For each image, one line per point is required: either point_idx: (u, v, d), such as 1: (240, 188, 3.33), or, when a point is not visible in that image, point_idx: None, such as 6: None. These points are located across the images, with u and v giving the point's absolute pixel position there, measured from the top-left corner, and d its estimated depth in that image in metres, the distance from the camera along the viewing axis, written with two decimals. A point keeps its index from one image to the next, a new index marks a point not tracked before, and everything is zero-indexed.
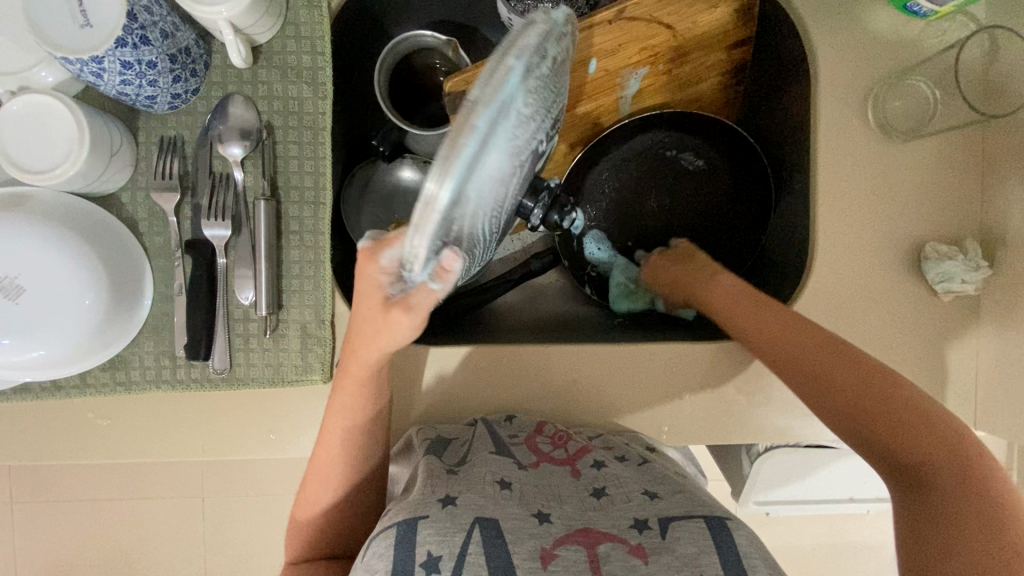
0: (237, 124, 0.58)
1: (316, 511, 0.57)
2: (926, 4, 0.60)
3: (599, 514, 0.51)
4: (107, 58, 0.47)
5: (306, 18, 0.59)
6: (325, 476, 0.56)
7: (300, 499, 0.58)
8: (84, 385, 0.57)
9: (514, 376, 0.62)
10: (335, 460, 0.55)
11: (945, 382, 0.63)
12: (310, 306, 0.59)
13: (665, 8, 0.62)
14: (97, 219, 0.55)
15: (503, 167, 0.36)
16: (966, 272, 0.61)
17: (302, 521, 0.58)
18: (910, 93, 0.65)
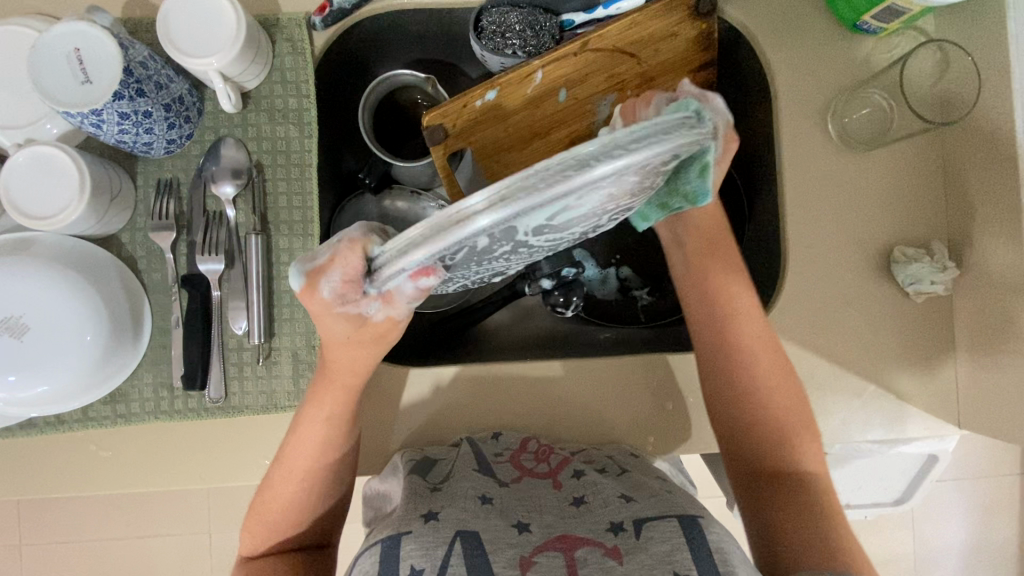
0: (229, 165, 0.61)
1: (280, 524, 0.54)
2: (875, 22, 0.64)
3: (578, 519, 0.52)
4: (106, 111, 0.51)
5: (291, 64, 0.63)
6: (288, 495, 0.54)
7: (253, 513, 0.55)
8: (86, 418, 0.59)
9: (501, 393, 0.64)
10: (296, 486, 0.54)
11: (919, 379, 0.65)
12: (300, 333, 0.61)
13: (627, 37, 0.64)
14: (97, 258, 0.58)
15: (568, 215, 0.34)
16: (934, 274, 0.63)
17: (253, 524, 0.55)
18: (865, 103, 0.68)
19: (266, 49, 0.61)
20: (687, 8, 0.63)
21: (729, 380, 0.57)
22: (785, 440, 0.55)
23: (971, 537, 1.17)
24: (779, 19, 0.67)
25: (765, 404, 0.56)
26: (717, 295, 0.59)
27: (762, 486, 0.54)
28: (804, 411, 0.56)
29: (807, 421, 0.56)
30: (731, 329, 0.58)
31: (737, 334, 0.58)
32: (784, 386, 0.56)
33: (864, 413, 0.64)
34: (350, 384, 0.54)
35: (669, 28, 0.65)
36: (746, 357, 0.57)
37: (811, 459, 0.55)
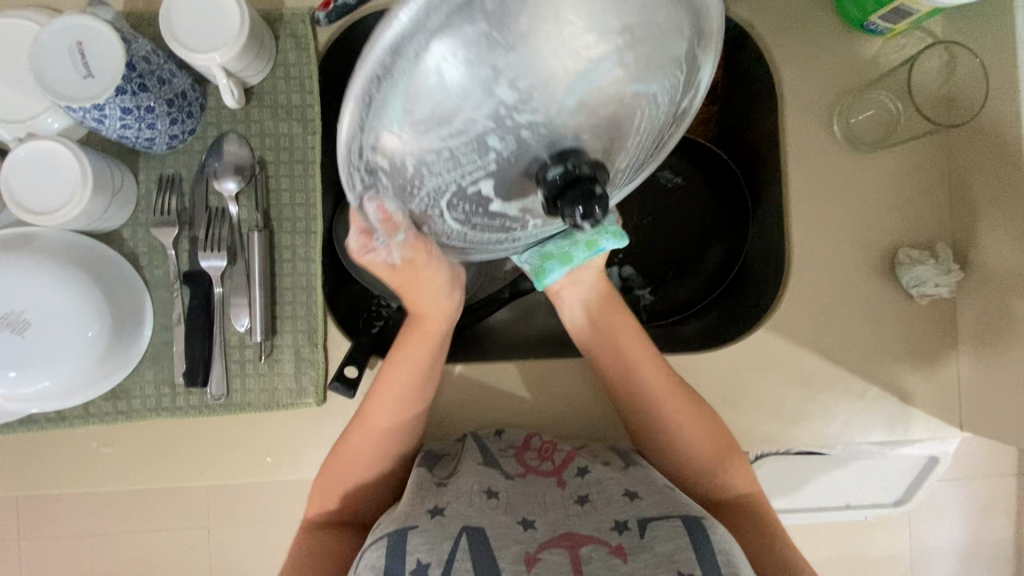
0: (232, 161, 0.61)
1: (356, 481, 0.58)
2: (884, 22, 0.63)
3: (582, 518, 0.52)
4: (108, 106, 0.51)
5: (294, 60, 0.62)
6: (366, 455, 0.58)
7: (325, 476, 0.58)
8: (87, 415, 0.59)
9: (503, 392, 0.64)
10: (371, 449, 0.58)
11: (921, 381, 0.65)
12: (302, 331, 0.61)
13: None
14: (99, 254, 0.58)
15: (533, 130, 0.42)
16: (939, 276, 0.63)
17: (327, 487, 0.58)
18: (872, 105, 0.67)
19: (270, 45, 0.61)
20: None
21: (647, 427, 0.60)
22: (710, 467, 0.59)
23: None
24: (786, 18, 0.67)
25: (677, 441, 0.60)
26: (613, 345, 0.62)
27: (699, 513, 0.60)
28: (719, 439, 0.59)
29: (726, 445, 0.59)
30: (633, 376, 0.60)
31: (640, 381, 0.60)
32: (691, 425, 0.59)
33: (867, 414, 0.64)
34: (428, 336, 0.60)
35: None
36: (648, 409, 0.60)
37: (739, 479, 0.58)
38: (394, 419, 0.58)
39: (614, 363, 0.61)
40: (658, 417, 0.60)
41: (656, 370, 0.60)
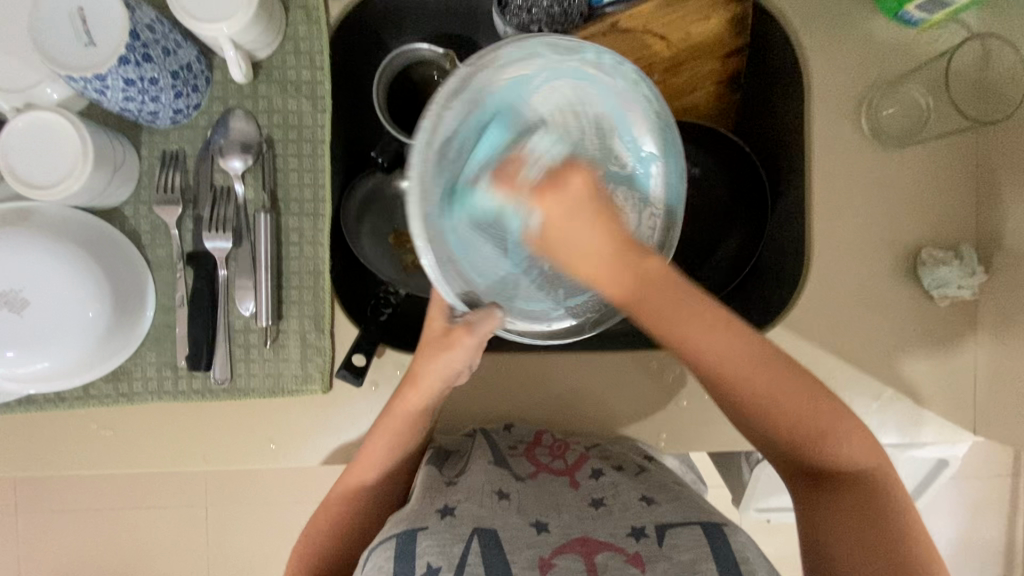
0: (238, 138, 0.59)
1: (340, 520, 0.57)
2: (919, 12, 0.61)
3: (597, 522, 0.51)
4: (110, 76, 0.48)
5: (305, 33, 0.60)
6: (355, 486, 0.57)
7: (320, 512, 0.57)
8: (87, 396, 0.58)
9: (513, 384, 0.63)
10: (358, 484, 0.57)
11: (938, 384, 0.64)
12: (309, 316, 0.59)
13: (661, 17, 0.62)
14: (99, 231, 0.56)
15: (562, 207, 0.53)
16: (962, 278, 0.62)
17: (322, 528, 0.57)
18: (903, 98, 0.65)
19: (280, 17, 0.58)
20: None
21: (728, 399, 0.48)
22: (821, 444, 0.48)
23: (962, 532, 1.18)
24: (818, 4, 0.64)
25: (779, 402, 0.47)
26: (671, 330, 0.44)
27: (819, 495, 0.48)
28: (827, 415, 0.48)
29: (836, 425, 0.48)
30: (752, 388, 0.46)
31: (743, 372, 0.46)
32: (796, 401, 0.47)
33: (882, 416, 0.63)
34: (417, 412, 0.56)
35: (703, 10, 0.62)
36: (749, 389, 0.46)
37: (861, 454, 0.48)
38: (415, 422, 0.56)
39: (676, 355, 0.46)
40: (774, 411, 0.47)
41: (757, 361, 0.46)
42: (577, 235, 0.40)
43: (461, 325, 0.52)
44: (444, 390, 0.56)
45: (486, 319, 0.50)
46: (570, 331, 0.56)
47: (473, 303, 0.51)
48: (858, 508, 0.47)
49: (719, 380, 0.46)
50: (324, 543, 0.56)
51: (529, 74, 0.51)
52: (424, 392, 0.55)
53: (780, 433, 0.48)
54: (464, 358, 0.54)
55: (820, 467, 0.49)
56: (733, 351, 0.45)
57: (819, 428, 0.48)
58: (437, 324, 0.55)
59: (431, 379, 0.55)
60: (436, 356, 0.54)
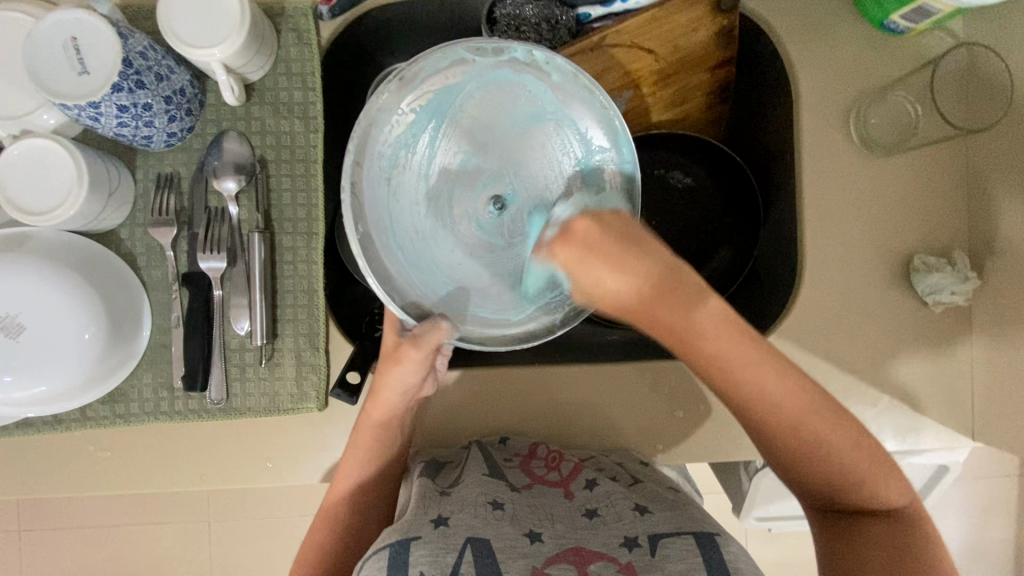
0: (232, 159, 0.59)
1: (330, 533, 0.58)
2: (903, 22, 0.62)
3: (590, 532, 0.51)
4: (104, 104, 0.49)
5: (296, 55, 0.61)
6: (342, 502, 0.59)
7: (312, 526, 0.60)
8: (84, 419, 0.58)
9: (509, 398, 0.63)
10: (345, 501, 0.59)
11: (935, 389, 0.64)
12: (303, 334, 0.60)
13: (648, 32, 0.62)
14: (95, 254, 0.56)
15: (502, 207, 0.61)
16: (955, 284, 0.61)
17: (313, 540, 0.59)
18: (890, 106, 0.65)
19: (271, 40, 0.59)
20: (707, 5, 0.62)
21: (773, 428, 0.46)
22: (860, 477, 0.46)
23: (970, 537, 1.17)
24: (803, 15, 0.65)
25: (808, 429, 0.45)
26: (650, 318, 0.44)
27: (839, 531, 0.47)
28: (859, 453, 0.46)
29: (861, 459, 0.46)
30: (780, 397, 0.45)
31: (766, 393, 0.45)
32: (818, 419, 0.45)
33: (879, 424, 0.63)
34: (385, 425, 0.58)
35: (690, 24, 0.63)
36: (761, 414, 0.45)
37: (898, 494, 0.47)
38: (386, 434, 0.58)
39: (700, 368, 0.45)
40: (823, 451, 0.46)
41: (793, 395, 0.45)
42: (627, 266, 0.44)
43: (408, 339, 0.55)
44: (407, 403, 0.58)
45: (433, 331, 0.54)
46: (513, 341, 0.57)
47: (422, 315, 0.57)
48: (883, 549, 0.45)
49: (732, 398, 0.45)
50: (317, 553, 0.58)
51: (466, 83, 0.57)
52: (386, 405, 0.57)
53: (818, 470, 0.46)
54: (412, 373, 0.56)
55: (859, 510, 0.47)
56: (757, 374, 0.44)
57: (828, 458, 0.46)
58: (390, 335, 0.59)
59: (386, 393, 0.57)
60: (389, 370, 0.56)
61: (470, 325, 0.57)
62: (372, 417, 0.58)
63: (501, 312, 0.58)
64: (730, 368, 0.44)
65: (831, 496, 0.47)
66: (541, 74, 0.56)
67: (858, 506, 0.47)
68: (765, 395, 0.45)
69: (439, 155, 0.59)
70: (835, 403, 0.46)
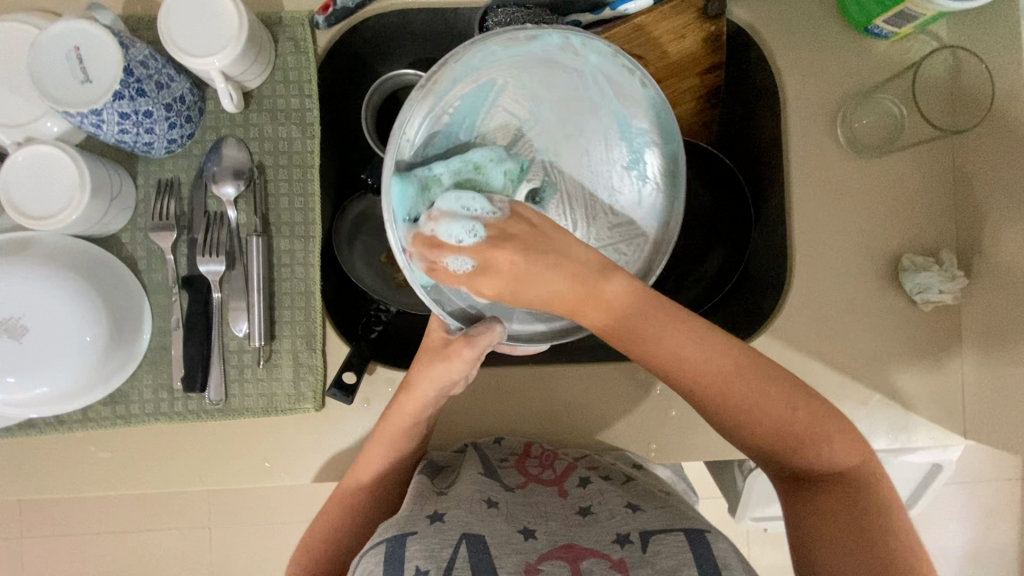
0: (230, 165, 0.60)
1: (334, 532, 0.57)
2: (887, 26, 0.63)
3: (583, 530, 0.51)
4: (106, 111, 0.51)
5: (293, 63, 0.62)
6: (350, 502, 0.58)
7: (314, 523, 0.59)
8: (86, 419, 0.59)
9: (503, 398, 0.64)
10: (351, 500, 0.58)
11: (926, 388, 0.64)
12: (301, 336, 0.61)
13: (638, 40, 0.64)
14: (97, 258, 0.58)
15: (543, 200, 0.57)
16: (943, 283, 0.62)
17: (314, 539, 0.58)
18: (877, 109, 0.66)
19: (269, 49, 0.60)
20: (696, 11, 0.63)
21: (693, 379, 0.48)
22: (800, 436, 0.47)
23: (973, 540, 1.17)
24: (789, 20, 0.66)
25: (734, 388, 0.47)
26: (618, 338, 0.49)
27: (796, 497, 0.48)
28: (802, 410, 0.47)
29: (802, 420, 0.47)
30: (708, 377, 0.47)
31: (686, 360, 0.47)
32: (754, 380, 0.47)
33: (871, 422, 0.64)
34: (415, 420, 0.57)
35: (678, 30, 0.64)
36: (685, 372, 0.48)
37: (844, 456, 0.47)
38: (414, 428, 0.57)
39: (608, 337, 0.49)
40: (740, 411, 0.47)
41: (716, 351, 0.47)
42: (536, 284, 0.46)
43: (459, 337, 0.53)
44: (442, 398, 0.56)
45: (487, 333, 0.52)
46: (553, 334, 0.57)
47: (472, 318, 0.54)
48: (842, 511, 0.45)
49: (654, 364, 0.48)
50: (319, 547, 0.57)
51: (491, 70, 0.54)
52: (423, 400, 0.56)
53: (750, 425, 0.47)
54: (454, 372, 0.54)
55: (808, 473, 0.48)
56: (679, 340, 0.47)
57: (767, 416, 0.47)
58: (437, 331, 0.56)
59: (427, 388, 0.55)
60: (432, 366, 0.54)
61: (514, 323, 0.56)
62: (407, 412, 0.56)
63: (544, 306, 0.57)
64: (685, 361, 0.47)
65: (782, 456, 0.48)
66: (582, 60, 0.55)
67: (804, 469, 0.48)
68: (692, 360, 0.47)
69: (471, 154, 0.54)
70: (777, 373, 0.48)
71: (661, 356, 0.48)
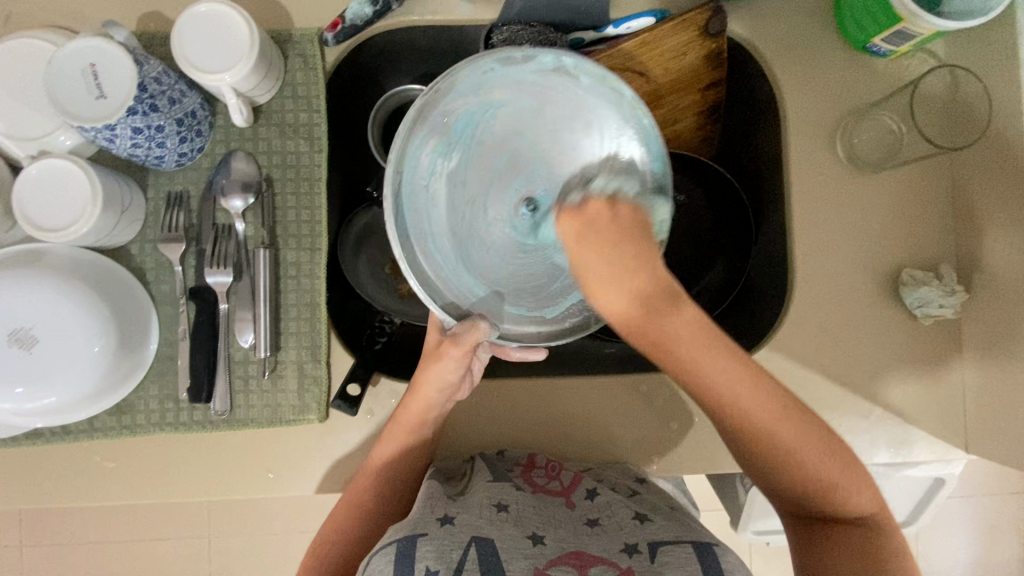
0: (239, 178, 0.62)
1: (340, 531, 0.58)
2: (885, 44, 0.63)
3: (591, 538, 0.52)
4: (119, 126, 0.52)
5: (302, 79, 0.63)
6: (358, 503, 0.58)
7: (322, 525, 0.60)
8: (92, 429, 0.60)
9: (506, 410, 0.64)
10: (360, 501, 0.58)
11: (927, 402, 0.64)
12: (306, 347, 0.61)
13: (640, 56, 0.65)
14: (106, 269, 0.58)
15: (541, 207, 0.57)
16: (943, 297, 0.63)
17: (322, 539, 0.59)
18: (876, 125, 0.67)
19: (279, 65, 0.62)
20: (697, 30, 0.64)
21: (738, 425, 0.48)
22: (837, 482, 0.50)
23: (977, 555, 1.16)
24: (789, 38, 0.67)
25: (781, 436, 0.48)
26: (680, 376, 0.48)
27: (816, 542, 0.50)
28: (840, 463, 0.50)
29: (838, 475, 0.49)
30: (758, 418, 0.48)
31: (749, 416, 0.47)
32: (801, 429, 0.48)
33: (872, 436, 0.64)
34: (421, 421, 0.58)
35: (680, 47, 0.65)
36: (748, 426, 0.48)
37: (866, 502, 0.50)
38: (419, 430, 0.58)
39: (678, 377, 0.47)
40: (793, 463, 0.49)
41: (773, 402, 0.48)
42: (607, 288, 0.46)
43: (447, 338, 0.56)
44: (445, 401, 0.58)
45: (471, 332, 0.54)
46: (545, 338, 0.57)
47: (462, 314, 0.57)
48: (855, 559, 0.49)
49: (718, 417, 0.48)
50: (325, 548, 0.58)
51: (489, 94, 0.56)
52: (426, 401, 0.57)
53: (790, 475, 0.49)
54: (452, 373, 0.57)
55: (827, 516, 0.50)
56: (745, 404, 0.48)
57: (804, 467, 0.49)
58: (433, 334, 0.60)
59: (430, 389, 0.57)
60: (433, 370, 0.57)
61: (507, 323, 0.57)
62: (411, 413, 0.58)
63: (536, 309, 0.58)
64: (745, 413, 0.47)
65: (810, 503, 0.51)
66: (572, 79, 0.55)
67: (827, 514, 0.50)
68: (751, 417, 0.48)
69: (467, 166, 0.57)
70: (812, 416, 0.49)
71: (722, 412, 0.48)
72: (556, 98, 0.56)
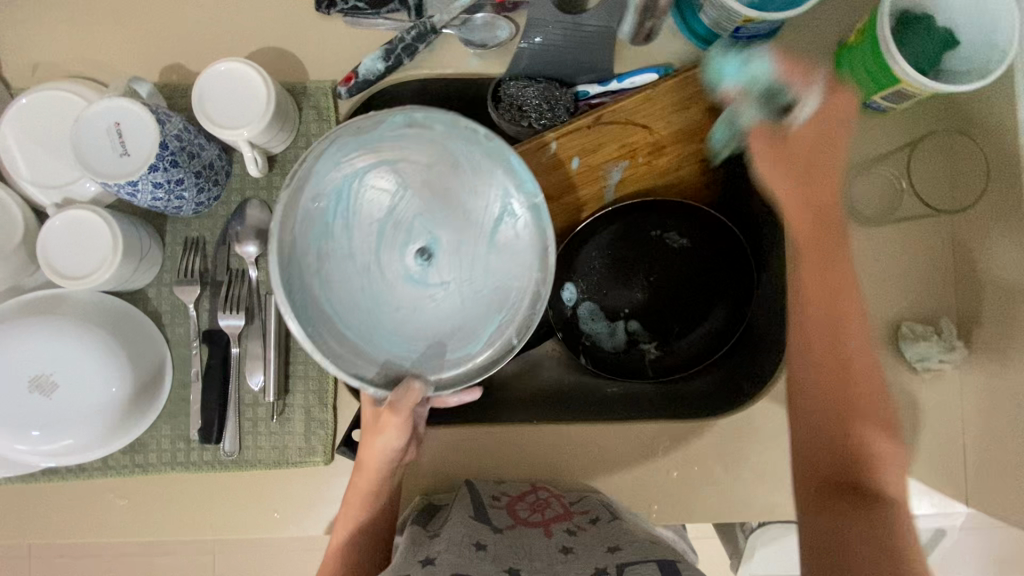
0: (253, 225, 0.64)
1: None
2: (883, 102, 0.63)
3: (566, 565, 0.52)
4: (141, 182, 0.54)
5: (316, 130, 0.66)
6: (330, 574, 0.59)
7: None
8: (106, 467, 0.61)
9: (508, 454, 0.66)
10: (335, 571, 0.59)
11: (927, 455, 0.65)
12: (313, 391, 0.63)
13: (644, 109, 0.66)
14: (123, 313, 0.61)
15: (440, 259, 0.55)
16: (941, 353, 0.64)
17: None
18: (877, 180, 0.68)
19: (294, 117, 0.64)
20: (699, 84, 0.66)
21: (804, 327, 0.56)
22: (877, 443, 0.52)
23: None
24: None
25: (850, 373, 0.54)
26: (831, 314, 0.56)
27: (834, 509, 0.50)
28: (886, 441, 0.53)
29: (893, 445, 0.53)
30: (826, 329, 0.56)
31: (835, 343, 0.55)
32: (866, 391, 0.54)
33: None
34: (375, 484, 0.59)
35: (684, 100, 0.67)
36: (846, 343, 0.55)
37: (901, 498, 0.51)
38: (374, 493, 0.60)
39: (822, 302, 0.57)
40: (849, 410, 0.53)
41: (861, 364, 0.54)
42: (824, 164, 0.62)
43: (386, 408, 0.55)
44: (392, 465, 0.59)
45: (406, 394, 0.52)
46: (478, 373, 0.54)
47: (390, 380, 0.54)
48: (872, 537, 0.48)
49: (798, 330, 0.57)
50: None
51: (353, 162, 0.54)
52: (374, 463, 0.58)
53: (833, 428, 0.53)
54: (394, 439, 0.57)
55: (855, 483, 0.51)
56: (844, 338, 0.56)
57: (861, 410, 0.53)
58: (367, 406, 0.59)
59: (376, 456, 0.58)
60: (373, 439, 0.57)
61: (441, 372, 0.55)
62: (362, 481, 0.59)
63: (461, 353, 0.55)
64: (837, 330, 0.55)
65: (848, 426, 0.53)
66: (425, 126, 0.55)
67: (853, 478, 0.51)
68: (825, 345, 0.55)
69: (354, 233, 0.54)
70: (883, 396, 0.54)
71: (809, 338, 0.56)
72: (416, 151, 0.55)
